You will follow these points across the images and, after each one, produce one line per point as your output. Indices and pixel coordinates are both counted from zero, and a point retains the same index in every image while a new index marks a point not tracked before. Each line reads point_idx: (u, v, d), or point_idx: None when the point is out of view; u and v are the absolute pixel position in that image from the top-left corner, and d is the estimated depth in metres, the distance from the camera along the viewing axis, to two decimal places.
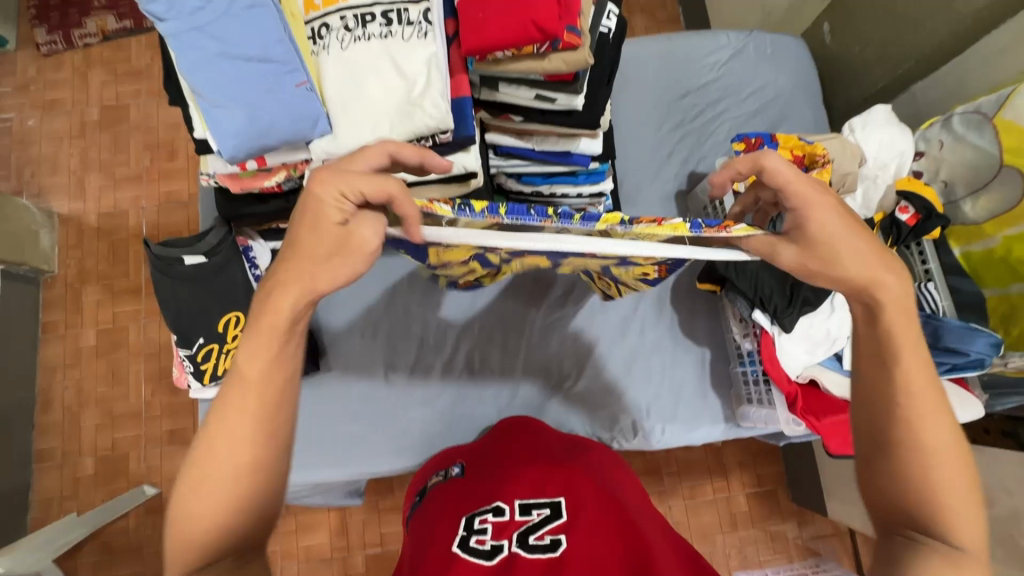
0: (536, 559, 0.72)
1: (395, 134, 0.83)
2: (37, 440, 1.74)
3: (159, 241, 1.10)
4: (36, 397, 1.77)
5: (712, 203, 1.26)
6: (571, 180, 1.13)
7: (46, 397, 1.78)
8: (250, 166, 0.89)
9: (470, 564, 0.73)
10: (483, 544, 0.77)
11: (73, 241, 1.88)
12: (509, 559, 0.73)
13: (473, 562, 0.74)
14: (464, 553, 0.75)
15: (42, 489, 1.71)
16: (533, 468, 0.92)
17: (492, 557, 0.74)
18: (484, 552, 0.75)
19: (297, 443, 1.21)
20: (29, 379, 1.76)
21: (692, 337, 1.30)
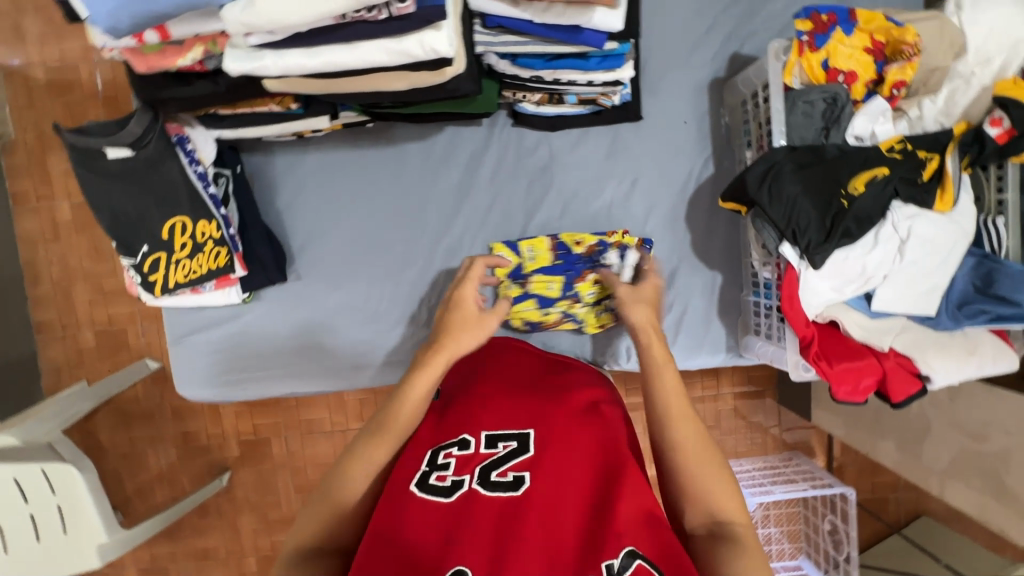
0: (496, 499, 0.65)
1: (333, 2, 0.59)
2: (34, 311, 1.72)
3: (71, 125, 0.90)
4: (24, 268, 1.71)
5: (756, 96, 1.02)
6: (580, 64, 0.91)
7: (33, 270, 1.71)
8: (150, 39, 0.68)
9: (428, 505, 0.65)
10: (443, 481, 0.68)
11: (23, 101, 1.65)
12: (468, 495, 0.66)
13: (432, 500, 0.66)
14: (421, 491, 0.67)
15: (49, 358, 1.73)
16: (498, 393, 0.82)
17: (452, 494, 0.66)
18: (442, 488, 0.67)
19: (276, 357, 1.14)
20: (12, 251, 1.69)
21: (704, 259, 1.15)
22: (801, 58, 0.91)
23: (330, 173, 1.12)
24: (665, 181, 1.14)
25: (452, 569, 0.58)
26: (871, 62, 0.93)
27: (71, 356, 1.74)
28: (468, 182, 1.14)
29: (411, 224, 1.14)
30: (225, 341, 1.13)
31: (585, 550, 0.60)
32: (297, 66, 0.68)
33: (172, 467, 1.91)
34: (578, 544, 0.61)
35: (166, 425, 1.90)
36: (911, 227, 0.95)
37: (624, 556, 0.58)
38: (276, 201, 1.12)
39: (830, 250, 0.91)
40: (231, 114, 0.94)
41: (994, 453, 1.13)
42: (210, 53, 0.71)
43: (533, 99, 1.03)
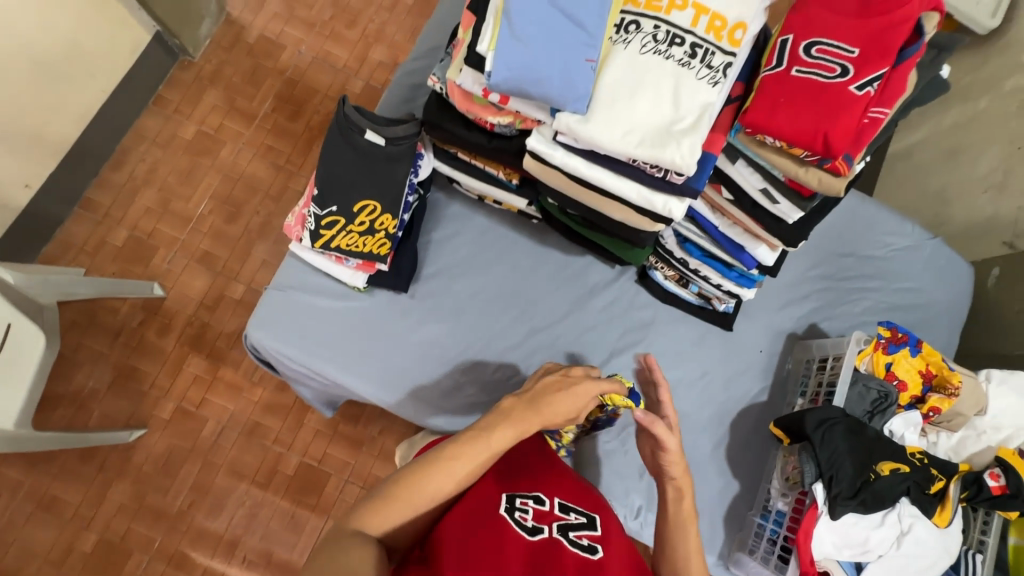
0: (575, 556, 0.71)
1: (638, 151, 0.84)
2: (92, 188, 1.87)
3: (352, 102, 1.10)
4: (116, 153, 1.90)
5: (825, 362, 1.26)
6: (721, 270, 1.16)
7: (121, 156, 1.90)
8: (491, 98, 0.91)
9: (514, 539, 0.71)
10: (526, 521, 0.74)
11: (226, 43, 2.02)
12: (550, 543, 0.72)
13: (517, 534, 0.72)
14: (509, 523, 0.73)
15: (68, 234, 1.83)
16: (565, 470, 0.89)
17: (534, 535, 0.72)
18: (526, 528, 0.73)
19: (351, 347, 1.21)
20: (120, 134, 1.90)
21: (732, 467, 1.29)
22: (874, 352, 1.17)
23: (485, 236, 1.32)
24: (727, 388, 1.33)
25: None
26: (919, 383, 1.18)
27: (89, 241, 1.84)
28: (582, 302, 1.32)
29: (522, 308, 1.30)
30: (320, 313, 1.21)
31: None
32: (575, 169, 0.91)
33: (92, 393, 1.76)
34: None
35: (118, 349, 1.80)
36: (913, 525, 1.10)
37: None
38: (433, 233, 1.30)
39: (848, 507, 1.07)
40: (465, 161, 1.16)
41: None
42: (511, 124, 0.95)
43: (666, 272, 1.27)
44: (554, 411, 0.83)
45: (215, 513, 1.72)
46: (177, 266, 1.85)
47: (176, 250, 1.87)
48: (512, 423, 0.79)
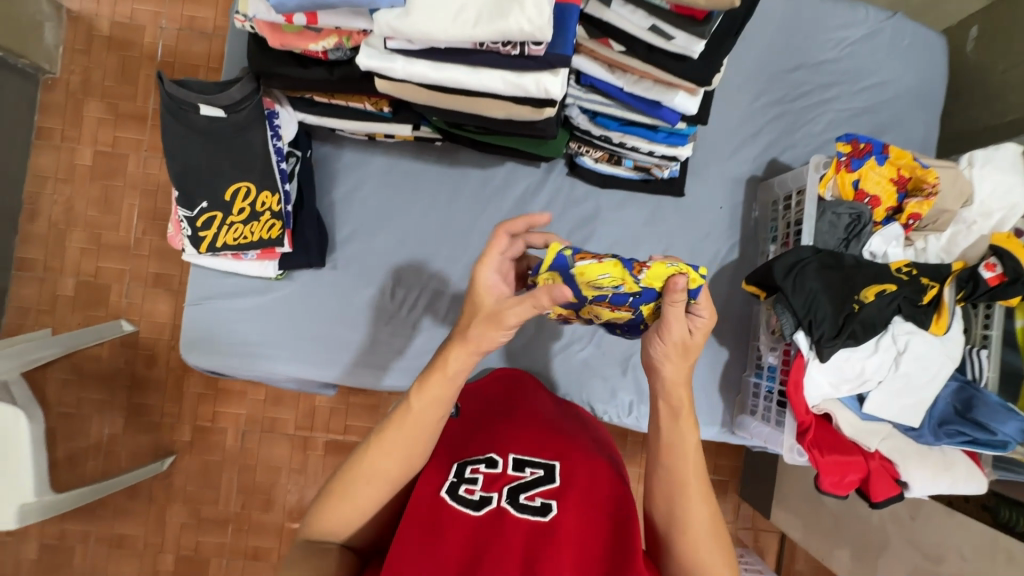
0: (523, 521, 0.67)
1: (478, 32, 0.68)
2: (20, 247, 1.74)
3: (173, 77, 0.95)
4: (25, 203, 1.74)
5: (790, 199, 1.14)
6: (647, 135, 1.01)
7: (33, 206, 1.74)
8: (298, 21, 0.74)
9: (458, 517, 0.68)
10: (472, 494, 0.71)
11: (80, 44, 1.75)
12: (497, 513, 0.68)
13: (461, 512, 0.68)
14: (452, 501, 0.70)
15: (20, 298, 1.73)
16: (527, 424, 0.84)
17: (480, 509, 0.69)
18: (471, 502, 0.69)
19: (291, 337, 1.14)
20: (19, 182, 1.73)
21: (718, 334, 1.23)
22: (836, 174, 1.04)
23: (391, 178, 1.18)
24: (694, 255, 1.23)
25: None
26: (893, 192, 1.06)
27: (43, 299, 1.74)
28: (517, 215, 1.20)
29: (453, 241, 1.18)
30: (253, 312, 1.14)
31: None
32: (422, 75, 0.75)
33: (113, 439, 1.75)
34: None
35: (118, 392, 1.76)
36: (909, 342, 1.04)
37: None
38: (333, 191, 1.17)
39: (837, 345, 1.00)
40: (323, 103, 1.01)
41: None
42: (340, 45, 0.79)
43: (594, 155, 1.12)
44: (473, 343, 0.69)
45: (267, 507, 1.77)
46: (136, 298, 1.75)
47: (130, 282, 1.76)
48: (433, 382, 0.71)
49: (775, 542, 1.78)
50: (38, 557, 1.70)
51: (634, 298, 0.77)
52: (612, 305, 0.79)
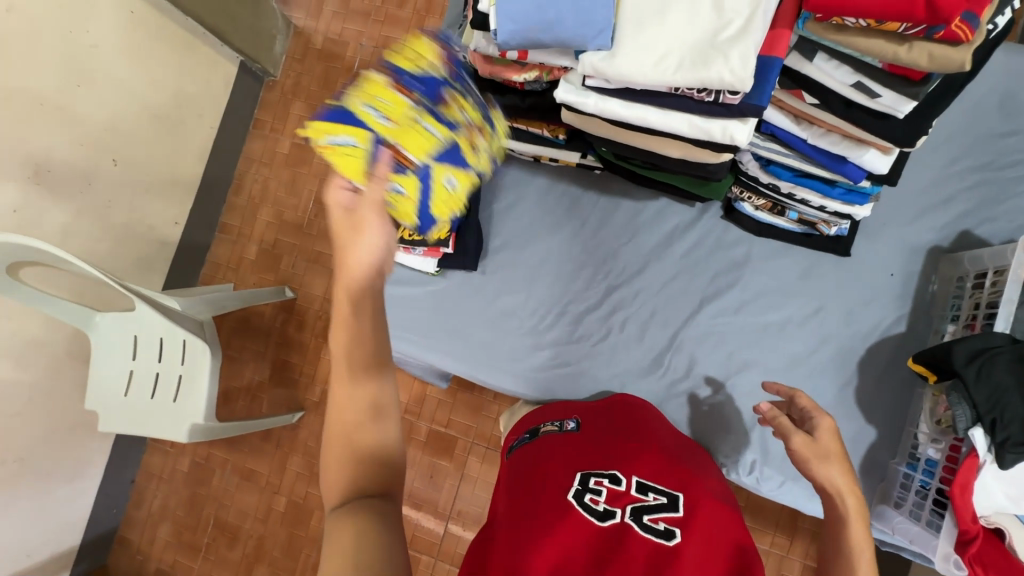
0: (647, 540, 0.67)
1: (677, 77, 0.72)
2: (224, 213, 2.11)
3: None
4: (234, 178, 2.12)
5: (986, 278, 1.01)
6: (822, 189, 0.97)
7: (239, 181, 2.12)
8: (510, 55, 0.84)
9: (581, 521, 0.69)
10: (596, 503, 0.72)
11: (298, 55, 2.11)
12: (620, 526, 0.68)
13: (585, 518, 0.70)
14: (577, 507, 0.72)
15: (216, 255, 2.10)
16: (649, 452, 0.85)
17: (604, 518, 0.70)
18: (596, 510, 0.71)
19: (433, 328, 1.26)
20: (233, 161, 2.10)
21: (864, 410, 1.12)
22: None
23: (546, 198, 1.26)
24: (850, 320, 1.14)
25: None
26: None
27: (232, 258, 2.10)
28: (662, 250, 1.21)
29: (595, 267, 1.23)
30: (406, 301, 1.27)
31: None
32: (612, 112, 0.81)
33: (259, 385, 2.04)
34: None
35: (272, 346, 2.05)
36: None
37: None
38: (494, 204, 1.28)
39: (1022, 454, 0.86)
40: (505, 125, 1.10)
41: None
42: (539, 78, 0.88)
43: (756, 202, 1.10)
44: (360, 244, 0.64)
45: None
46: (299, 269, 2.04)
47: (297, 255, 2.06)
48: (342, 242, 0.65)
49: None
50: (188, 471, 2.00)
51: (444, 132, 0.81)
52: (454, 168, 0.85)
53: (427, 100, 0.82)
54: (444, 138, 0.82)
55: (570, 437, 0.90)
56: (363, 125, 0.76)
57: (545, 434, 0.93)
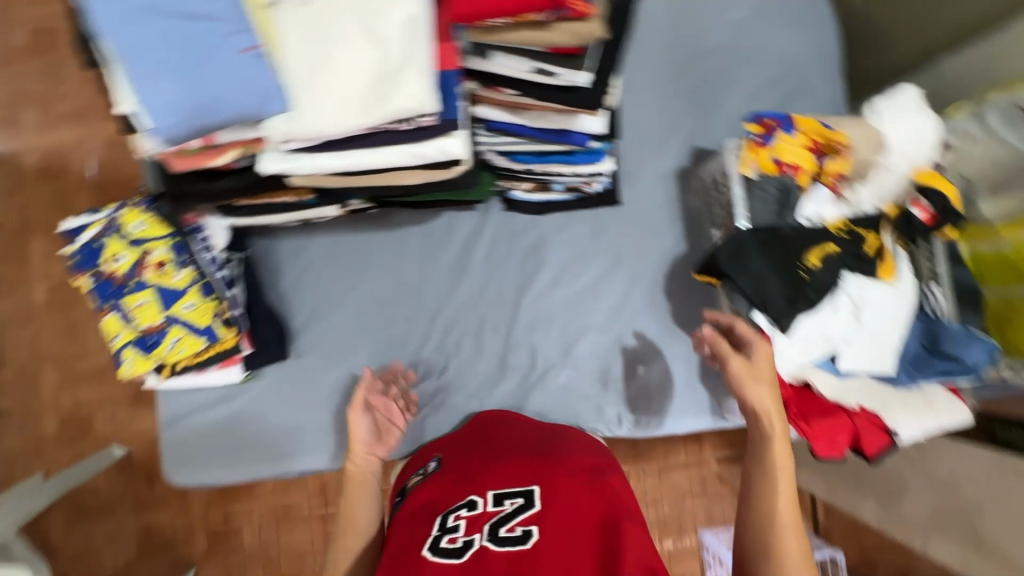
0: (502, 553, 0.68)
1: (366, 118, 0.70)
2: None
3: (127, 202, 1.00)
4: None
5: (721, 181, 1.16)
6: (566, 159, 1.03)
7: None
8: (194, 145, 0.75)
9: (442, 567, 0.68)
10: (453, 542, 0.72)
11: (12, 185, 1.64)
12: (477, 553, 0.69)
13: (445, 561, 0.69)
14: (435, 552, 0.71)
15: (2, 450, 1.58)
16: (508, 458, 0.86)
17: (464, 553, 0.70)
18: (454, 549, 0.70)
19: (270, 434, 1.13)
20: None
21: (685, 327, 1.23)
22: (755, 153, 1.07)
23: (333, 254, 1.19)
24: (644, 257, 1.25)
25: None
26: (812, 156, 1.08)
27: (27, 448, 1.59)
28: (465, 260, 1.21)
29: (409, 304, 1.19)
30: (226, 422, 1.13)
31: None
32: (328, 166, 0.77)
33: (128, 567, 1.58)
34: None
35: None
36: (865, 295, 1.06)
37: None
38: (280, 282, 1.17)
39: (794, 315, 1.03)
40: (247, 205, 1.00)
41: (966, 503, 1.25)
42: (244, 154, 0.80)
43: (524, 187, 1.14)
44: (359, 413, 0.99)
45: None
46: (121, 423, 1.62)
47: (111, 408, 1.62)
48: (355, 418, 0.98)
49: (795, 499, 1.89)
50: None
51: (158, 286, 0.96)
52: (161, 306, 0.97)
53: (117, 279, 0.96)
54: (150, 294, 0.96)
55: (433, 478, 0.88)
56: (120, 326, 0.97)
57: (412, 488, 0.89)
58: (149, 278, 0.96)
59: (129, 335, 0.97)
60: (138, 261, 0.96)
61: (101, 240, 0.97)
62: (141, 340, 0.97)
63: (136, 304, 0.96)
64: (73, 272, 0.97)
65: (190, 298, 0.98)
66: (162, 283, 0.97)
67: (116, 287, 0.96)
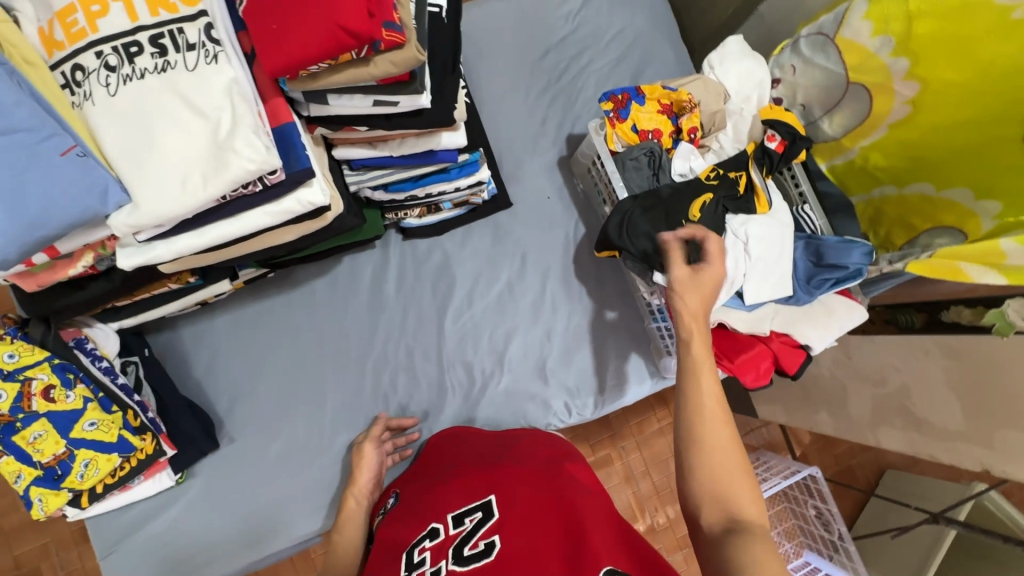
0: (470, 570, 0.67)
1: (209, 189, 0.68)
2: None
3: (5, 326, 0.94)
4: None
5: (596, 163, 1.21)
6: (443, 178, 1.05)
7: None
8: (39, 260, 0.73)
9: None
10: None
11: None
12: None
13: None
14: None
15: None
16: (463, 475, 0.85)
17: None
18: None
19: (220, 528, 1.08)
20: None
21: (605, 304, 1.28)
22: (615, 128, 1.14)
23: (242, 329, 1.15)
24: (550, 248, 1.28)
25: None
26: (667, 119, 1.17)
27: None
28: (378, 298, 1.21)
29: (333, 356, 1.17)
30: (171, 530, 1.06)
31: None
32: (189, 247, 0.75)
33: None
34: None
35: None
36: (748, 230, 1.13)
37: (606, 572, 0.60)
38: (192, 372, 1.12)
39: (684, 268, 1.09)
40: (129, 304, 0.98)
41: (896, 390, 1.36)
42: (101, 256, 0.78)
43: (414, 214, 1.15)
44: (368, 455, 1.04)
45: None
46: (76, 562, 1.47)
47: (60, 550, 1.47)
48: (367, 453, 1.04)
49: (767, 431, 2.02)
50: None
51: (53, 413, 0.90)
52: (63, 434, 0.90)
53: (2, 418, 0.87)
54: (46, 424, 0.89)
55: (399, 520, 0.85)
56: (20, 465, 0.89)
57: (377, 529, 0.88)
58: (40, 408, 0.89)
59: (35, 473, 0.90)
60: (21, 393, 0.88)
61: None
62: (49, 472, 0.90)
63: (34, 438, 0.89)
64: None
65: (92, 416, 0.92)
66: (60, 408, 0.90)
67: (3, 425, 0.88)
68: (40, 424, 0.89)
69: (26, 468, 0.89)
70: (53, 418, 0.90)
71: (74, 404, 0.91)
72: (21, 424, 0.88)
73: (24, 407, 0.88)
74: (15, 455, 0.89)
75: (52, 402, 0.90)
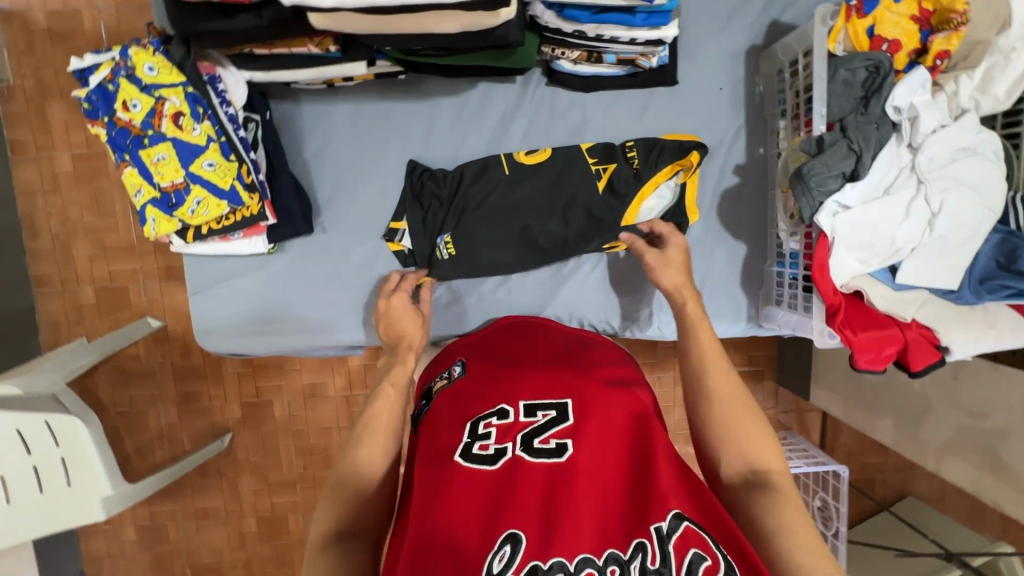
0: (540, 465, 0.65)
1: None
2: (31, 265, 1.59)
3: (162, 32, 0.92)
4: (22, 220, 1.57)
5: (796, 64, 1.01)
6: (626, 21, 0.89)
7: (32, 222, 1.58)
8: None
9: (475, 474, 0.65)
10: (485, 449, 0.68)
11: (23, 46, 1.50)
12: (512, 463, 0.66)
13: (477, 469, 0.66)
14: (465, 459, 0.67)
15: (48, 313, 1.61)
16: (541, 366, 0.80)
17: (496, 462, 0.66)
18: (486, 457, 0.67)
19: (292, 307, 1.13)
20: (7, 202, 1.54)
21: (732, 230, 1.15)
22: (847, 23, 0.93)
23: (357, 126, 1.10)
24: None
25: (506, 536, 0.58)
26: (916, 31, 0.93)
27: (70, 310, 1.62)
28: (499, 141, 1.12)
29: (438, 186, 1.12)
30: (247, 293, 1.12)
31: (634, 515, 0.60)
32: None
33: (172, 427, 1.70)
34: (627, 509, 0.61)
35: (165, 383, 1.69)
36: (943, 201, 0.95)
37: (672, 518, 0.58)
38: (302, 152, 1.10)
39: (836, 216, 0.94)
40: (266, 55, 0.91)
41: (996, 428, 1.23)
42: None
43: (571, 57, 1.00)
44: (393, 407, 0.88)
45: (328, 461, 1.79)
46: (156, 293, 1.62)
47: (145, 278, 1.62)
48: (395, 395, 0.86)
49: (807, 417, 1.89)
50: (139, 538, 1.75)
51: (176, 141, 0.90)
52: (182, 167, 0.91)
53: (134, 129, 0.89)
54: (169, 148, 0.90)
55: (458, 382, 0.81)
56: (141, 181, 0.92)
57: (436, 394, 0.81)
58: (168, 131, 0.90)
59: (153, 193, 0.93)
60: (154, 112, 0.89)
61: (111, 82, 0.87)
62: (164, 197, 0.93)
63: (158, 161, 0.91)
64: (85, 116, 0.89)
65: (213, 157, 0.92)
66: (184, 139, 0.90)
67: (134, 137, 0.90)
68: (165, 148, 0.90)
69: (146, 186, 0.92)
70: (176, 145, 0.90)
71: (198, 141, 0.91)
72: (152, 143, 0.90)
73: (154, 127, 0.89)
74: (140, 171, 0.92)
75: (178, 131, 0.90)
